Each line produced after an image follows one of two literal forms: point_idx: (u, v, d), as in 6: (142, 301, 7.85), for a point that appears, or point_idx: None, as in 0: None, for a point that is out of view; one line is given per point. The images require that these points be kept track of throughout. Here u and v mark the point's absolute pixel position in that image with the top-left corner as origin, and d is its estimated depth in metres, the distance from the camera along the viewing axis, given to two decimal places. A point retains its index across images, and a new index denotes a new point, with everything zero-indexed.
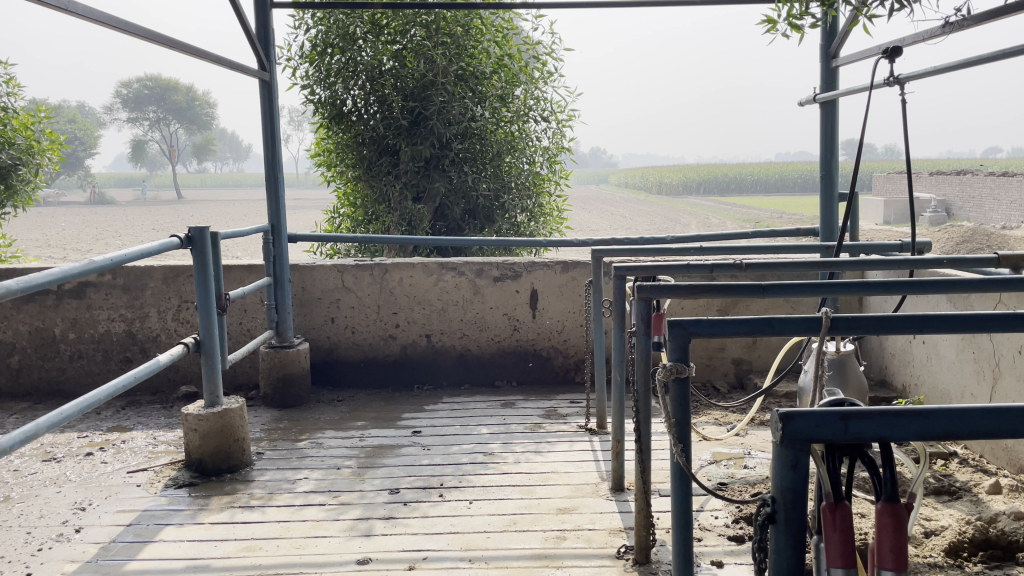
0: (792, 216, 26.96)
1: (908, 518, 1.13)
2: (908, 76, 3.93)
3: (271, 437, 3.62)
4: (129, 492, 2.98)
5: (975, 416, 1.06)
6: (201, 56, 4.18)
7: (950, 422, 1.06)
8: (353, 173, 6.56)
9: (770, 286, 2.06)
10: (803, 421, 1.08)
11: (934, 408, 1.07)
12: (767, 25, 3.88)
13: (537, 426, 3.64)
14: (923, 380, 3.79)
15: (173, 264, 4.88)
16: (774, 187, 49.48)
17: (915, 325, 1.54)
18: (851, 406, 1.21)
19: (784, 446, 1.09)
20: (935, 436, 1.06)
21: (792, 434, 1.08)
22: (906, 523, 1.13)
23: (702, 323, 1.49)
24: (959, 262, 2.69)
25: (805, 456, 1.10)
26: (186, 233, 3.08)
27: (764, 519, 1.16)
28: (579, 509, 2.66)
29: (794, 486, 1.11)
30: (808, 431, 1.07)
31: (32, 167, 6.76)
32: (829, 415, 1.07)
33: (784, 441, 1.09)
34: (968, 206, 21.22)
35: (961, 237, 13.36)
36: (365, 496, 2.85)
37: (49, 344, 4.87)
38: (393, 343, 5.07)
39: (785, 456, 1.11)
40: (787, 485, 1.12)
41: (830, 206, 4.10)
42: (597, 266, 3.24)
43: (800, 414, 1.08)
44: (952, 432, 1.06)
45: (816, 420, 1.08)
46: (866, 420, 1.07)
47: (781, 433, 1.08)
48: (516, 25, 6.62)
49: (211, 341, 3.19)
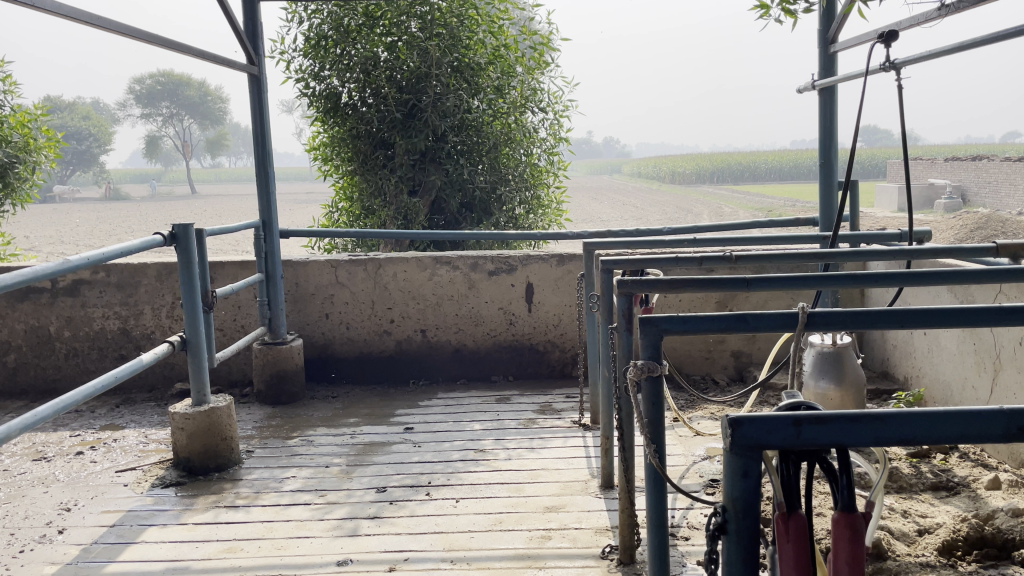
0: (804, 205, 26.71)
1: (865, 529, 1.11)
2: (905, 61, 3.85)
3: (262, 435, 3.61)
4: (116, 492, 2.97)
5: (934, 420, 1.02)
6: (189, 51, 4.16)
7: (907, 428, 1.02)
8: (350, 167, 6.53)
9: (754, 280, 2.01)
10: (753, 427, 1.04)
11: (892, 413, 1.03)
12: (760, 10, 3.81)
13: (530, 421, 3.60)
14: (925, 372, 3.73)
15: (167, 261, 4.87)
16: (788, 174, 49.08)
17: (894, 321, 1.49)
18: (810, 410, 1.17)
19: (734, 454, 1.06)
20: (891, 443, 1.02)
21: (741, 441, 1.04)
22: (863, 534, 1.10)
23: (673, 320, 1.44)
24: (957, 252, 2.63)
25: (756, 464, 1.07)
26: (170, 230, 3.07)
27: (717, 529, 1.13)
28: (566, 507, 2.62)
29: (744, 495, 1.08)
30: (758, 437, 1.04)
31: (29, 165, 6.77)
32: (780, 421, 1.04)
33: (734, 448, 1.05)
34: (984, 192, 20.89)
35: (975, 224, 13.15)
36: (352, 495, 2.83)
37: (45, 342, 4.88)
38: (388, 338, 5.04)
39: (735, 464, 1.07)
40: (737, 494, 1.08)
41: (829, 195, 4.05)
42: (589, 259, 3.21)
43: (750, 420, 1.04)
44: (910, 437, 1.02)
45: (767, 426, 1.04)
46: (819, 426, 1.03)
47: (730, 439, 1.05)
48: (512, 15, 6.57)
49: (197, 338, 3.17)
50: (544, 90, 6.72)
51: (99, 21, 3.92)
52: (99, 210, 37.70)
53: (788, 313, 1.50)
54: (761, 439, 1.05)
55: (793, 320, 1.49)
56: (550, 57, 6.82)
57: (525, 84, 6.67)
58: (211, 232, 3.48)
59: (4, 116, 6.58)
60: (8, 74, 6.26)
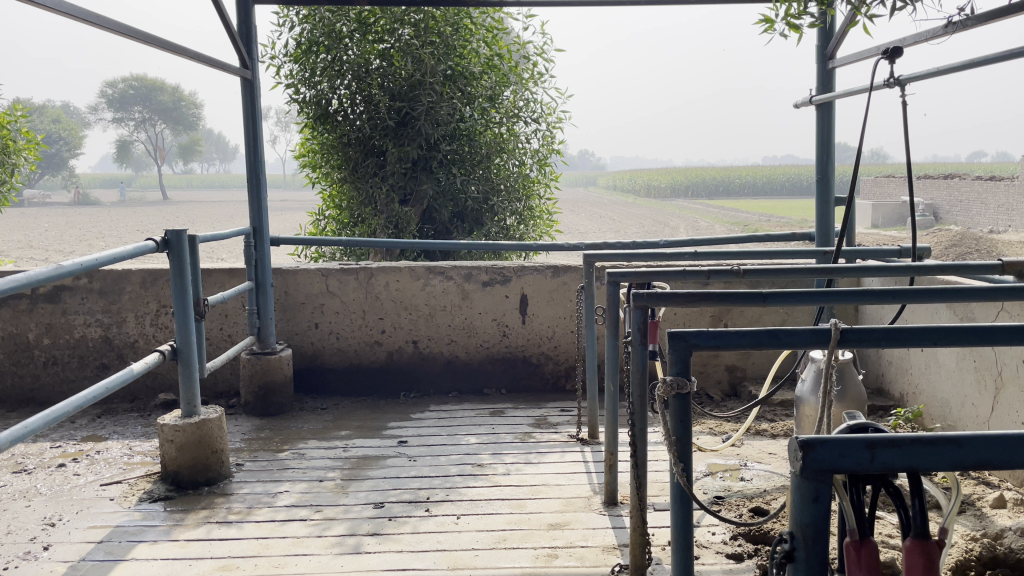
0: (780, 220, 27.03)
1: (939, 556, 1.08)
2: (908, 78, 3.88)
3: (252, 448, 3.52)
4: (102, 506, 2.87)
5: (1013, 443, 1.02)
6: (183, 52, 4.08)
7: (986, 450, 1.02)
8: (338, 175, 6.46)
9: (772, 294, 1.99)
10: (826, 450, 1.03)
11: (969, 436, 1.03)
12: (765, 25, 3.83)
13: (526, 435, 3.55)
14: (922, 389, 3.73)
15: (152, 267, 4.76)
16: (762, 190, 49.68)
17: (932, 338, 1.47)
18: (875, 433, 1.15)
19: (805, 478, 1.04)
20: (970, 466, 1.02)
21: (813, 465, 1.03)
22: (938, 561, 1.08)
23: (704, 335, 1.42)
24: (964, 269, 2.63)
25: (827, 489, 1.05)
26: (163, 236, 2.99)
27: (782, 557, 1.12)
28: (571, 524, 2.57)
29: (814, 521, 1.06)
30: (831, 460, 1.03)
31: (7, 167, 6.62)
32: (854, 444, 1.03)
33: (805, 472, 1.04)
34: (956, 210, 21.29)
35: (951, 241, 13.35)
36: (350, 510, 2.76)
37: (23, 350, 4.74)
38: (379, 349, 4.96)
39: (806, 489, 1.06)
40: (807, 520, 1.07)
41: (826, 211, 4.06)
42: (589, 272, 3.17)
43: (822, 444, 1.04)
44: (987, 461, 1.02)
45: (839, 449, 1.03)
46: (894, 449, 1.02)
47: (801, 463, 1.04)
48: (506, 25, 6.56)
49: (189, 349, 3.08)
50: (538, 101, 6.70)
51: (92, 20, 3.83)
52: (71, 215, 37.14)
53: (820, 329, 1.47)
54: (834, 462, 1.04)
55: (825, 336, 1.46)
56: (543, 66, 6.81)
57: (518, 94, 6.65)
58: (204, 239, 3.39)
59: None
60: None
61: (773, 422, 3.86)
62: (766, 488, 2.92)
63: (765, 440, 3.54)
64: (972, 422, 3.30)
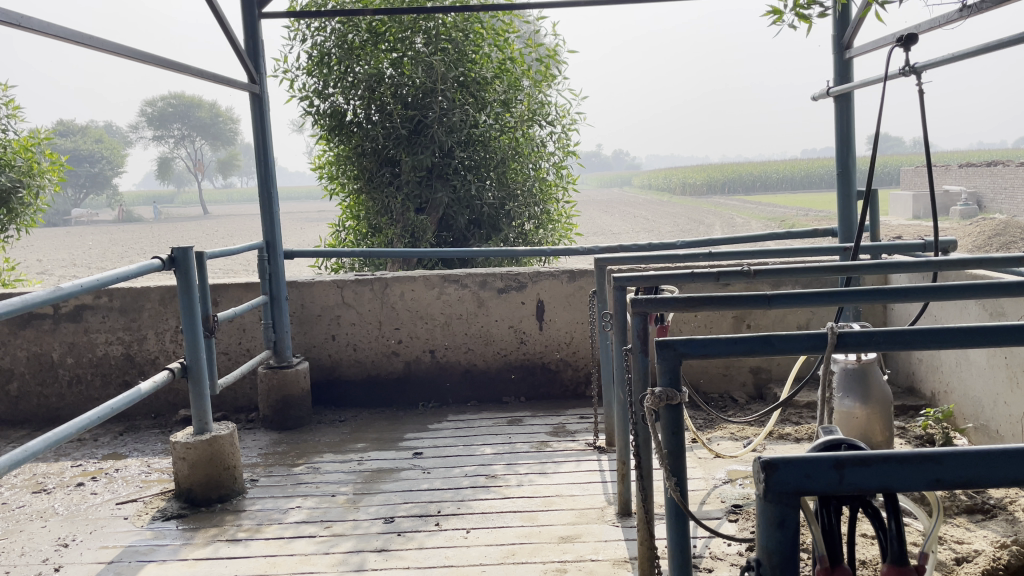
0: (816, 214, 26.59)
1: None
2: (926, 65, 3.76)
3: (267, 462, 3.52)
4: (116, 526, 2.88)
5: (992, 460, 1.01)
6: (191, 70, 4.11)
7: (963, 469, 1.01)
8: (356, 185, 6.47)
9: (774, 296, 1.90)
10: (789, 471, 1.03)
11: (946, 453, 1.02)
12: (774, 16, 3.73)
13: (542, 444, 3.50)
14: (953, 387, 3.61)
15: (171, 284, 4.81)
16: (799, 183, 49.00)
17: (932, 340, 1.39)
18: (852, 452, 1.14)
19: (770, 500, 1.04)
20: (946, 484, 1.01)
21: (778, 486, 1.03)
22: None
23: (693, 343, 1.37)
24: (986, 262, 2.53)
25: (793, 512, 1.06)
26: (169, 254, 3.00)
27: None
28: (582, 537, 2.51)
29: (781, 543, 1.07)
30: (795, 481, 1.02)
31: (33, 188, 6.76)
32: (822, 465, 1.03)
33: (769, 494, 1.04)
34: (999, 198, 20.73)
35: (993, 231, 12.97)
36: (358, 526, 2.73)
37: (48, 369, 4.82)
38: (396, 359, 4.95)
39: (772, 513, 1.06)
40: (774, 542, 1.07)
41: (847, 205, 3.95)
42: (600, 275, 3.12)
43: (785, 464, 1.03)
44: (962, 481, 1.01)
45: (805, 470, 1.03)
46: (863, 469, 1.02)
47: (766, 485, 1.04)
48: (518, 28, 6.53)
49: (198, 365, 3.09)
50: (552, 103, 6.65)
51: (98, 44, 3.87)
52: (114, 233, 37.93)
53: (816, 333, 1.41)
54: (799, 483, 1.03)
55: (821, 341, 1.40)
56: (557, 68, 6.77)
57: (532, 97, 6.61)
58: (212, 255, 3.42)
59: (8, 141, 6.56)
60: (11, 99, 6.22)
61: (798, 425, 3.76)
62: None
63: (788, 444, 3.45)
64: (1004, 421, 3.17)
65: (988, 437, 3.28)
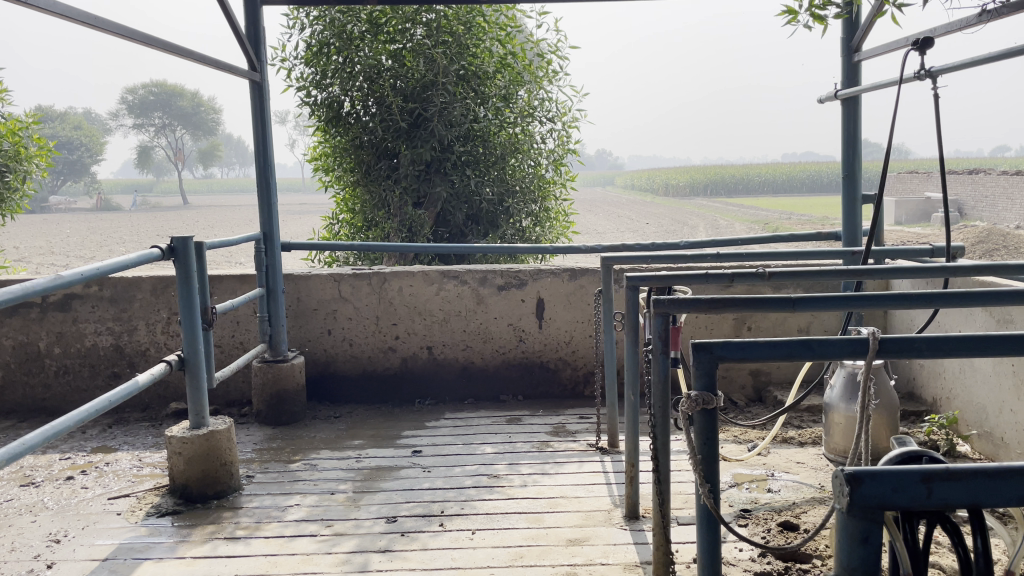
0: (800, 218, 26.79)
1: None
2: (938, 70, 3.76)
3: (263, 458, 3.45)
4: (109, 522, 2.81)
5: None
6: (192, 56, 4.04)
7: None
8: (352, 177, 6.40)
9: (801, 299, 1.86)
10: (875, 484, 1.04)
11: None
12: (788, 16, 3.72)
13: (544, 444, 3.46)
14: (957, 394, 3.61)
15: (163, 274, 4.72)
16: (782, 187, 49.36)
17: (975, 346, 1.37)
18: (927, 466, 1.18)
19: (855, 515, 1.06)
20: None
21: (864, 499, 1.04)
22: None
23: (731, 346, 1.35)
24: (1001, 269, 2.51)
25: (876, 528, 1.07)
26: (169, 243, 2.93)
27: None
28: (590, 540, 2.47)
29: (864, 560, 1.08)
30: (881, 494, 1.04)
31: (19, 173, 6.61)
32: (910, 479, 1.04)
33: (854, 508, 1.05)
34: (981, 206, 20.98)
35: (978, 238, 13.11)
36: (360, 525, 2.68)
37: (34, 358, 4.71)
38: (392, 355, 4.89)
39: (855, 530, 1.07)
40: (856, 559, 1.08)
41: (854, 209, 3.95)
42: (607, 274, 3.08)
43: (871, 477, 1.05)
44: None
45: (891, 484, 1.04)
46: (951, 483, 1.04)
47: (851, 499, 1.05)
48: (520, 23, 6.48)
49: (196, 358, 3.03)
50: (553, 100, 6.61)
51: (97, 25, 3.77)
52: (93, 221, 37.43)
53: (858, 338, 1.37)
54: (885, 497, 1.05)
55: (863, 347, 1.36)
56: (558, 65, 6.73)
57: (533, 93, 6.57)
58: (212, 245, 3.35)
59: None
60: None
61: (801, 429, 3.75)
62: (795, 501, 2.82)
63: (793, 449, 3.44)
64: (1009, 428, 3.17)
65: (992, 444, 3.29)
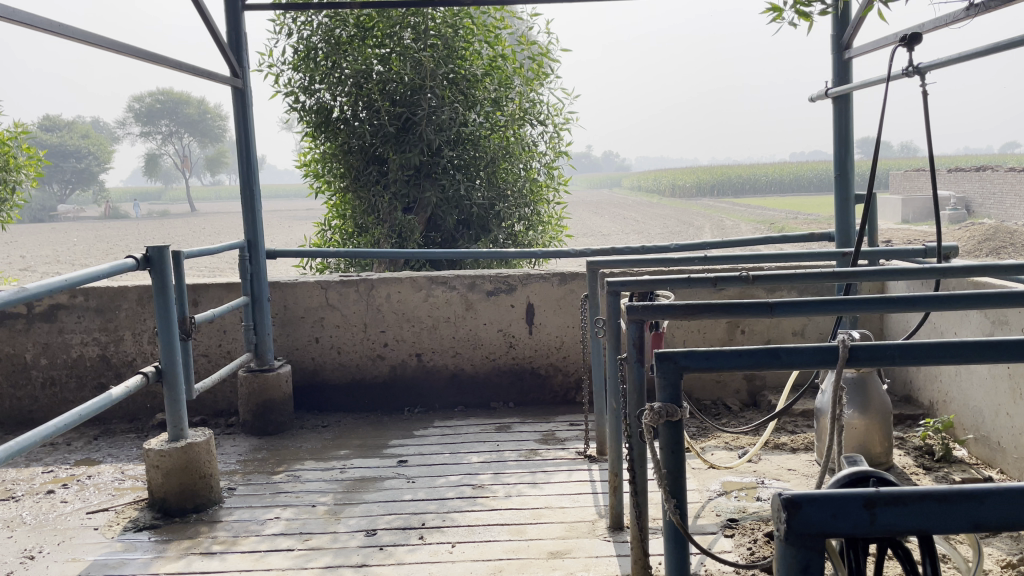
0: (806, 218, 26.67)
1: None
2: (928, 66, 3.70)
3: (246, 470, 3.41)
4: (85, 537, 2.78)
5: None
6: (173, 64, 4.02)
7: (1006, 509, 0.96)
8: (342, 183, 6.38)
9: (777, 304, 1.82)
10: (814, 510, 0.97)
11: (988, 492, 0.97)
12: (773, 14, 3.67)
13: (531, 453, 3.41)
14: (953, 397, 3.55)
15: (149, 283, 4.69)
16: (789, 186, 49.16)
17: (949, 355, 1.32)
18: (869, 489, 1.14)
19: (794, 543, 0.98)
20: (987, 526, 0.96)
21: (802, 526, 0.97)
22: None
23: (695, 355, 1.31)
24: (990, 270, 2.46)
25: (817, 557, 0.99)
26: (144, 253, 2.91)
27: None
28: (572, 553, 2.42)
29: None
30: (821, 520, 0.97)
31: (9, 184, 6.61)
32: (853, 504, 0.97)
33: (794, 536, 0.97)
34: (988, 203, 20.85)
35: (983, 236, 13.01)
36: (338, 539, 2.64)
37: (20, 370, 4.69)
38: (381, 363, 4.85)
39: (794, 558, 0.99)
40: None
41: (845, 209, 3.89)
42: (591, 279, 3.04)
43: (810, 502, 0.98)
44: (1006, 523, 0.96)
45: (830, 510, 0.97)
46: (896, 508, 0.97)
47: (790, 526, 0.98)
48: (510, 25, 6.45)
49: (174, 369, 3.00)
50: (544, 102, 6.58)
51: (74, 34, 3.74)
52: (100, 229, 37.61)
53: (826, 346, 1.34)
54: (825, 524, 0.97)
55: (832, 355, 1.32)
56: (549, 67, 6.70)
57: (524, 96, 6.52)
58: (192, 254, 3.32)
59: None
60: None
61: (794, 434, 3.69)
62: None
63: (784, 455, 3.38)
64: (1006, 432, 3.11)
65: (989, 449, 3.23)
